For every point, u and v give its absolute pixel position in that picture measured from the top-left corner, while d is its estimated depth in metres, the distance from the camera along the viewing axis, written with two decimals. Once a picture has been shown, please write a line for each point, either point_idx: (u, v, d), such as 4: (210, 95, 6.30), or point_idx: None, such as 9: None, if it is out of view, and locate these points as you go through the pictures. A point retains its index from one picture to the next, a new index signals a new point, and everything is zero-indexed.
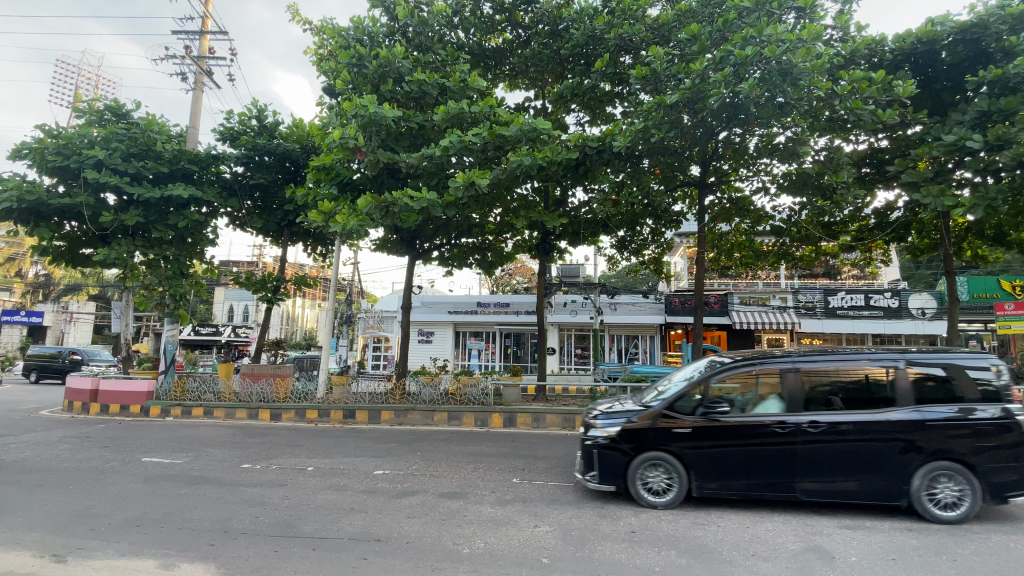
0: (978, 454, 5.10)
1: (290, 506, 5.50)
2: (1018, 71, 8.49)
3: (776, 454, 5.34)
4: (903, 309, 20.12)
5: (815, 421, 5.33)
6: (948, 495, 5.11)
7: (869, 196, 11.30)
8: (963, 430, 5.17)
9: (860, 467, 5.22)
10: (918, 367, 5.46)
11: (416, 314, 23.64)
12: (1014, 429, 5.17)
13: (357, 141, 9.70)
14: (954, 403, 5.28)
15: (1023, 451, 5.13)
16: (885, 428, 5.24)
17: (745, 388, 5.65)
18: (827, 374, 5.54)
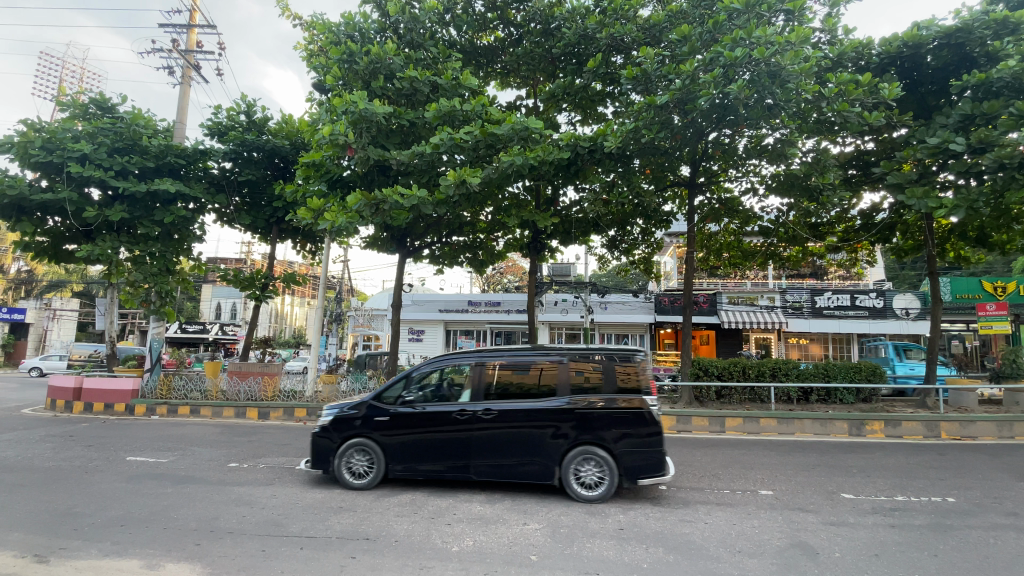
0: (616, 440, 5.68)
1: (278, 506, 5.45)
2: (1001, 75, 8.63)
3: (454, 440, 5.87)
4: (887, 309, 20.43)
5: (487, 408, 5.88)
6: (590, 475, 5.69)
7: (856, 198, 11.43)
8: (604, 417, 5.76)
9: (520, 451, 5.77)
10: (579, 362, 6.07)
11: (406, 313, 23.54)
12: (650, 417, 5.76)
13: (347, 138, 9.60)
14: (599, 394, 5.91)
15: (658, 438, 5.69)
16: (541, 415, 5.81)
17: (445, 380, 6.16)
18: (504, 367, 6.11)
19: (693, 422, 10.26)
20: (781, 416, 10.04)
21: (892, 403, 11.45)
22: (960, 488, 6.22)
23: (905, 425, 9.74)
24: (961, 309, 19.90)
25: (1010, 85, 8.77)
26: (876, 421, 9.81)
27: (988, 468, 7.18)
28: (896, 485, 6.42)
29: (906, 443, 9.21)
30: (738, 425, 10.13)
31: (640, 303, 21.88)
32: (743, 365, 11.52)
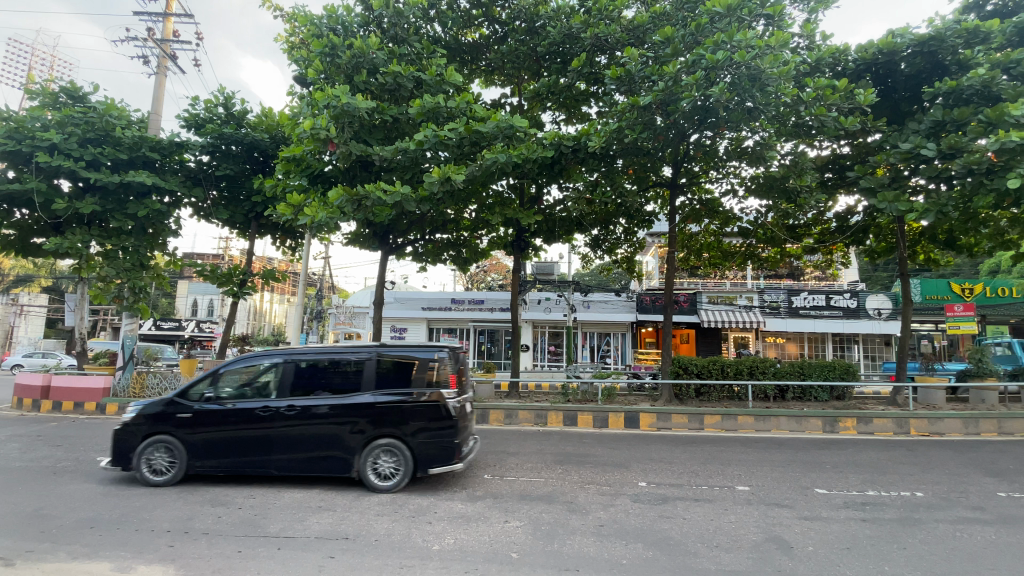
0: (412, 433, 5.88)
1: (255, 506, 5.36)
2: (971, 83, 8.91)
3: (254, 436, 5.92)
4: (861, 309, 20.95)
5: (290, 404, 5.97)
6: (386, 466, 5.89)
7: (832, 201, 11.71)
8: (401, 412, 5.94)
9: (319, 445, 5.90)
10: (384, 358, 6.22)
11: (389, 310, 23.35)
12: (445, 410, 6.00)
13: (329, 132, 9.43)
14: (399, 389, 6.09)
15: (452, 430, 5.93)
16: (341, 411, 5.94)
17: (255, 377, 6.18)
18: (311, 364, 6.19)
19: (673, 419, 10.41)
20: (757, 414, 10.24)
21: (864, 401, 11.76)
22: (928, 483, 6.43)
23: (876, 422, 10.03)
24: (930, 309, 20.55)
25: (980, 92, 9.08)
26: (849, 418, 10.09)
27: (954, 464, 7.44)
28: (867, 480, 6.61)
29: (877, 440, 9.48)
30: (716, 423, 10.30)
31: (622, 302, 22.10)
32: (722, 363, 11.67)
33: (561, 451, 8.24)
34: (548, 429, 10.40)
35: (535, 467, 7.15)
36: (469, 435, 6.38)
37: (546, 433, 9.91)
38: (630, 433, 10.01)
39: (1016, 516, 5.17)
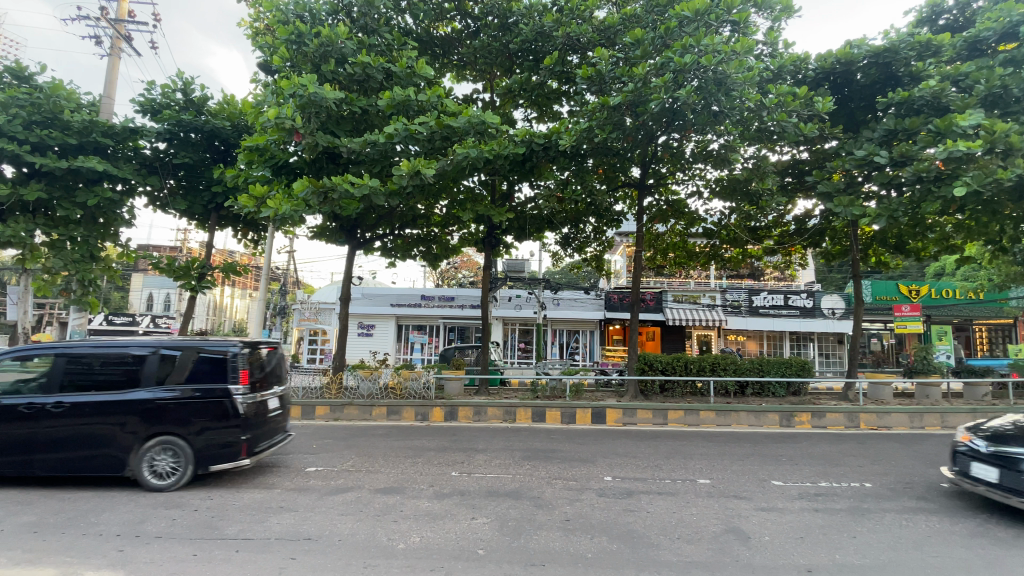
0: (194, 431, 5.74)
1: (212, 507, 5.18)
2: (921, 94, 9.41)
3: (17, 435, 5.62)
4: (816, 309, 21.85)
5: (57, 401, 5.68)
6: (164, 464, 5.71)
7: (791, 204, 12.18)
8: (181, 410, 5.75)
9: (89, 444, 5.64)
10: (166, 354, 5.94)
11: (356, 306, 22.93)
12: (231, 407, 5.84)
13: (294, 122, 9.15)
14: (182, 385, 5.85)
15: (235, 428, 5.80)
16: (116, 408, 5.69)
17: (24, 372, 5.83)
18: (87, 359, 5.87)
19: (639, 414, 10.64)
20: (718, 409, 10.58)
21: (818, 396, 12.29)
22: (876, 474, 6.78)
23: (829, 416, 10.52)
24: (880, 309, 21.61)
25: (929, 103, 9.60)
26: (804, 413, 10.55)
27: (899, 456, 7.88)
28: (819, 472, 6.92)
29: (829, 433, 9.94)
30: (679, 418, 10.58)
31: (591, 300, 22.36)
32: (686, 360, 11.92)
33: (528, 447, 8.29)
34: (517, 425, 10.45)
35: (502, 464, 7.16)
36: (269, 430, 6.28)
37: (513, 429, 9.95)
38: (596, 429, 10.17)
39: (955, 505, 5.51)
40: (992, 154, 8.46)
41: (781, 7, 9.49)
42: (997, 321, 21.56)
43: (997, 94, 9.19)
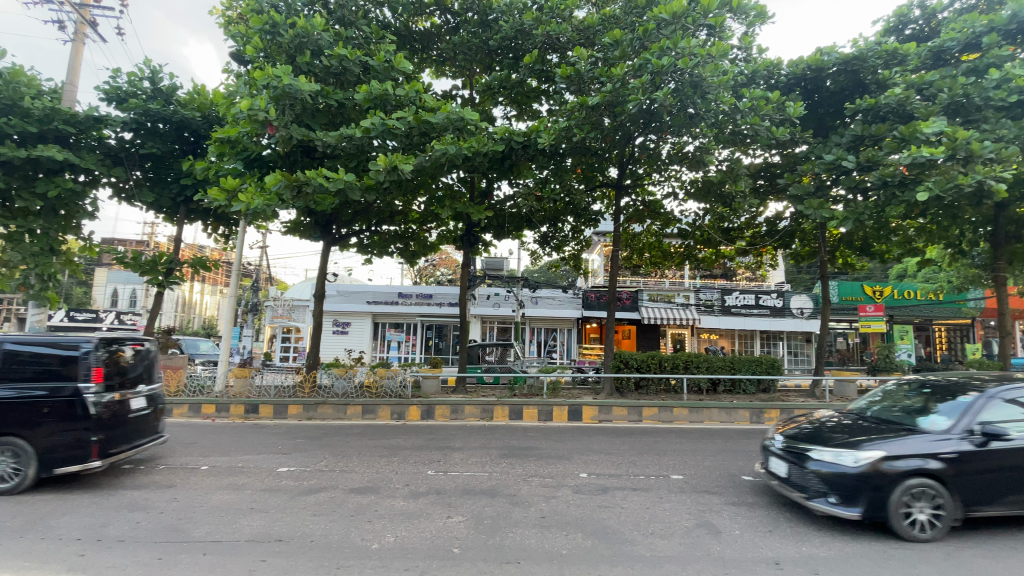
0: (39, 432, 5.43)
1: (179, 509, 5.03)
2: (887, 102, 9.76)
3: None
4: (785, 309, 22.45)
5: None
6: (4, 467, 5.42)
7: (762, 206, 12.49)
8: (24, 409, 5.45)
9: None
10: (17, 350, 5.63)
11: (331, 304, 22.56)
12: (78, 408, 5.51)
13: (268, 114, 8.93)
14: (28, 384, 5.54)
15: (82, 431, 5.48)
16: None
17: None
18: None
19: (614, 411, 10.75)
20: (692, 406, 10.79)
21: (787, 393, 12.63)
22: None
23: (797, 412, 10.84)
24: (846, 309, 22.34)
25: (894, 111, 9.96)
26: (773, 409, 10.85)
27: None
28: None
29: None
30: (653, 414, 10.75)
31: (568, 298, 22.48)
32: (660, 358, 12.24)
33: (505, 444, 8.29)
34: (494, 423, 10.44)
35: (479, 462, 7.15)
36: (130, 433, 5.97)
37: (490, 427, 9.94)
38: (573, 426, 10.23)
39: None
40: (952, 161, 8.82)
41: (755, 13, 9.69)
42: (955, 321, 22.53)
43: (958, 103, 9.59)
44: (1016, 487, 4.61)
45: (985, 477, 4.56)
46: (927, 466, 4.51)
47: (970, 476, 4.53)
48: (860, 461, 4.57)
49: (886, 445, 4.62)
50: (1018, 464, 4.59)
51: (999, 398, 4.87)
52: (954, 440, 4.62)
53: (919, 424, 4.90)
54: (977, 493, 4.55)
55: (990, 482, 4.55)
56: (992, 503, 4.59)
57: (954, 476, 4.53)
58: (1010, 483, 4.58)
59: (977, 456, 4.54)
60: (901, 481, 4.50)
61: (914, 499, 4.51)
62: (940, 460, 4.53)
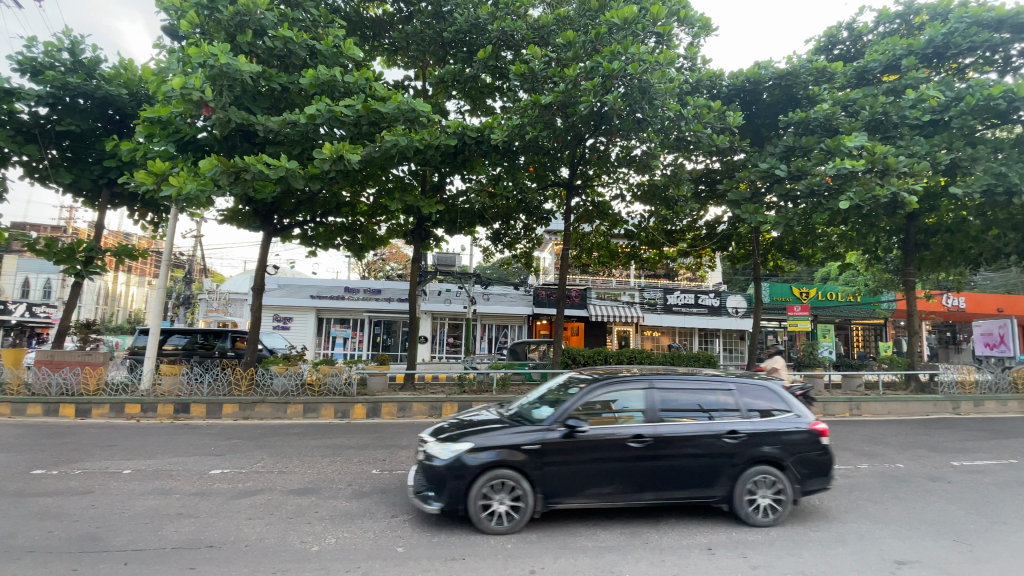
0: None
1: (98, 516, 4.65)
2: (815, 116, 10.48)
3: None
4: (722, 308, 23.63)
5: None
6: None
7: (703, 211, 13.11)
8: None
9: None
10: None
11: (272, 298, 21.56)
12: None
13: (203, 94, 8.36)
14: None
15: None
16: None
17: None
18: None
19: None
20: None
21: None
22: None
23: None
24: (776, 309, 23.86)
25: (822, 125, 10.70)
26: None
27: None
28: None
29: None
30: None
31: (519, 295, 22.60)
32: (606, 354, 12.51)
33: None
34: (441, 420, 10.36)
35: None
36: None
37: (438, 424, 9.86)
38: None
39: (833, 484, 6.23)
40: (871, 173, 9.58)
41: (700, 24, 10.13)
42: (870, 322, 24.56)
43: (878, 120, 10.45)
44: (600, 479, 4.63)
45: (565, 469, 4.59)
46: (508, 457, 4.54)
47: (553, 468, 4.57)
48: (449, 451, 4.57)
49: (479, 438, 4.64)
50: (603, 456, 4.63)
51: (606, 390, 4.94)
52: (542, 431, 4.66)
53: (534, 415, 4.96)
54: (557, 484, 4.59)
55: (572, 473, 4.59)
56: (576, 494, 4.63)
57: (536, 467, 4.56)
58: (594, 475, 4.63)
59: (559, 447, 4.58)
60: (479, 472, 4.52)
61: (494, 490, 4.52)
62: (522, 452, 4.56)
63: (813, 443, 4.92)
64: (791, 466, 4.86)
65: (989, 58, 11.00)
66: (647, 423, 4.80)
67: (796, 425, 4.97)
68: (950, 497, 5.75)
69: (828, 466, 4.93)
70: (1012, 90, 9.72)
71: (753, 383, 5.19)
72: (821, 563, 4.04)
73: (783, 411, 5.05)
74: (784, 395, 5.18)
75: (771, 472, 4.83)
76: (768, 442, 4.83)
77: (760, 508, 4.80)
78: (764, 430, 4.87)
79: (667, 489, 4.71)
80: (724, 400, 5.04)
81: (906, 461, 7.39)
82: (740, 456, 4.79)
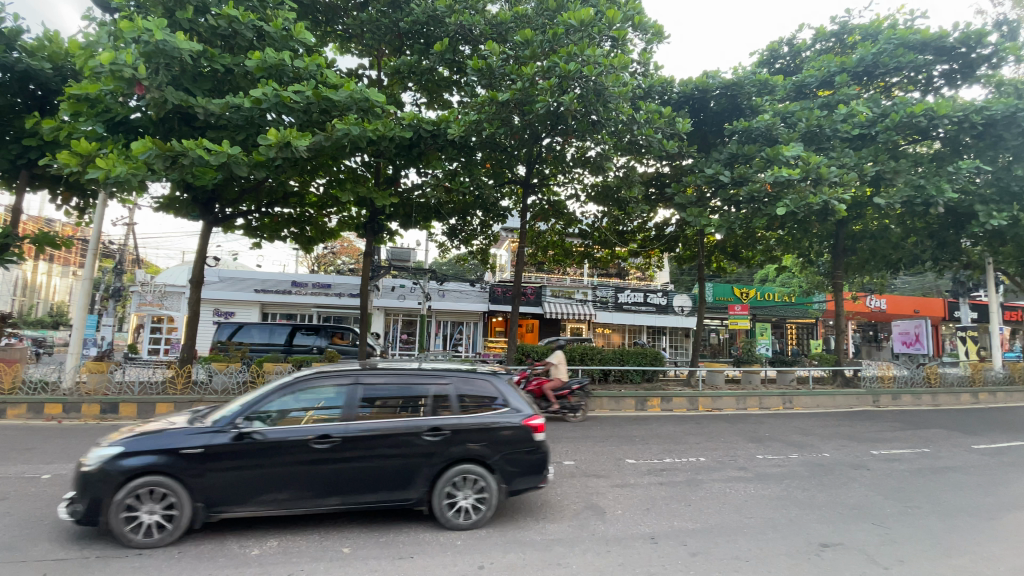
0: None
1: (10, 526, 4.25)
2: (757, 126, 11.07)
3: None
4: (669, 307, 24.50)
5: None
6: None
7: (653, 213, 13.55)
8: None
9: None
10: None
11: (212, 291, 20.42)
12: None
13: (136, 71, 7.77)
14: None
15: None
16: None
17: None
18: None
19: None
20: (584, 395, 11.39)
21: (668, 382, 13.84)
22: (710, 450, 7.87)
23: (675, 400, 11.95)
24: (718, 308, 25.01)
25: (764, 135, 11.31)
26: (655, 398, 11.83)
27: (728, 433, 9.23)
28: (666, 449, 7.84)
29: (675, 415, 11.28)
30: None
31: (475, 292, 22.51)
32: (559, 350, 12.71)
33: None
34: None
35: None
36: None
37: None
38: None
39: (767, 474, 6.63)
40: (805, 182, 10.20)
41: (653, 31, 10.43)
42: (803, 321, 26.26)
43: (813, 131, 11.15)
44: (275, 485, 4.15)
45: (234, 475, 4.08)
46: (162, 462, 3.97)
47: (218, 474, 4.05)
48: (93, 457, 3.92)
49: (133, 440, 4.02)
50: (279, 460, 4.15)
51: (300, 386, 4.45)
52: (211, 432, 4.12)
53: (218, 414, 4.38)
54: (222, 492, 4.07)
55: (239, 479, 4.09)
56: (245, 503, 4.13)
57: (193, 473, 4.02)
58: (270, 480, 4.14)
59: (227, 450, 4.07)
60: (125, 481, 3.92)
61: (141, 499, 3.95)
62: (177, 456, 4.00)
63: (525, 439, 4.69)
64: (498, 464, 4.60)
65: (912, 79, 11.97)
66: (341, 423, 4.38)
67: (509, 420, 4.72)
68: (869, 484, 6.24)
69: (540, 462, 4.73)
70: (929, 109, 10.62)
71: (475, 376, 4.93)
72: (755, 548, 4.29)
73: (500, 405, 4.82)
74: (505, 389, 4.95)
75: (477, 472, 4.54)
76: (475, 439, 4.55)
77: (461, 510, 4.49)
78: (471, 426, 4.59)
79: (354, 493, 4.30)
80: (437, 394, 4.72)
81: (831, 451, 7.97)
82: (440, 455, 4.47)
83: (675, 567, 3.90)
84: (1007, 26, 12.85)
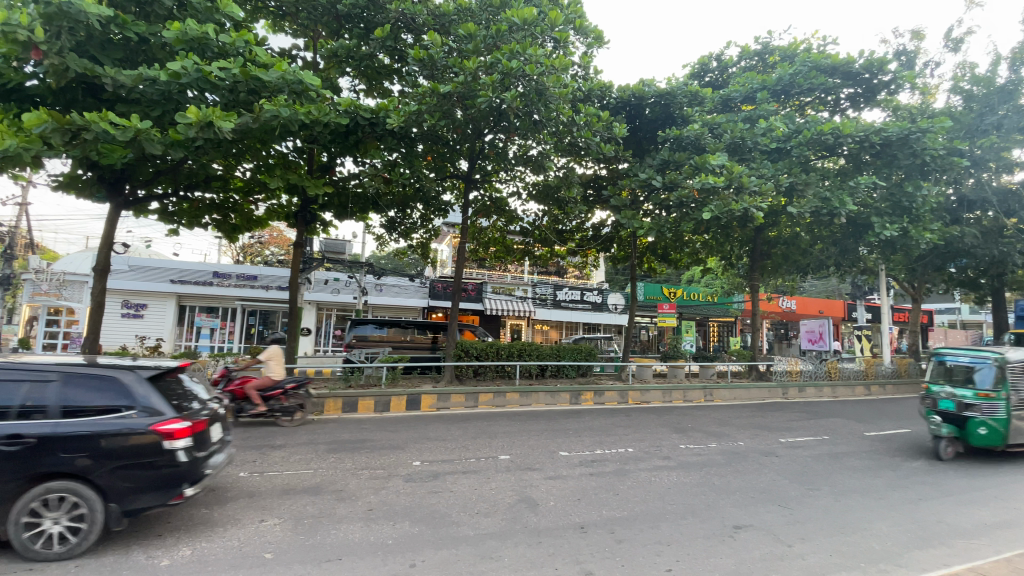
0: None
1: None
2: (688, 135, 11.70)
3: None
4: (604, 305, 25.37)
5: None
6: None
7: (590, 214, 13.97)
8: None
9: None
10: None
11: (119, 281, 18.60)
12: None
13: (31, 33, 6.93)
14: None
15: None
16: None
17: None
18: None
19: (452, 399, 10.93)
20: (522, 390, 11.56)
21: (600, 377, 14.38)
22: (637, 441, 8.27)
23: (607, 394, 12.43)
24: (649, 307, 26.24)
25: (693, 143, 11.98)
26: (589, 392, 12.23)
27: (655, 425, 9.73)
28: (597, 441, 8.15)
29: (607, 408, 11.73)
30: (489, 400, 11.25)
31: (413, 287, 22.11)
32: (498, 346, 12.76)
33: (335, 438, 7.87)
34: (323, 418, 9.79)
35: (304, 459, 6.67)
36: None
37: (320, 421, 9.37)
38: (410, 416, 10.12)
39: (688, 462, 7.07)
40: (730, 190, 10.87)
41: (594, 36, 10.70)
42: (724, 319, 28.15)
43: (737, 142, 11.93)
44: None
45: None
46: None
47: None
48: None
49: None
50: None
51: None
52: None
53: None
54: None
55: None
56: None
57: None
58: None
59: None
60: None
61: None
62: None
63: (148, 448, 3.92)
64: (104, 480, 3.82)
65: (823, 100, 13.13)
66: None
67: (123, 427, 3.92)
68: (776, 469, 6.82)
69: (167, 478, 3.97)
70: (836, 128, 11.70)
71: (106, 373, 4.11)
72: (675, 532, 4.57)
73: (123, 407, 4.01)
74: (138, 389, 4.11)
75: (69, 490, 3.74)
76: (69, 450, 3.76)
77: (46, 537, 3.68)
78: (68, 434, 3.79)
79: None
80: (35, 394, 3.92)
81: (745, 440, 8.61)
82: (13, 470, 3.65)
83: (602, 554, 4.07)
84: (901, 57, 14.40)
